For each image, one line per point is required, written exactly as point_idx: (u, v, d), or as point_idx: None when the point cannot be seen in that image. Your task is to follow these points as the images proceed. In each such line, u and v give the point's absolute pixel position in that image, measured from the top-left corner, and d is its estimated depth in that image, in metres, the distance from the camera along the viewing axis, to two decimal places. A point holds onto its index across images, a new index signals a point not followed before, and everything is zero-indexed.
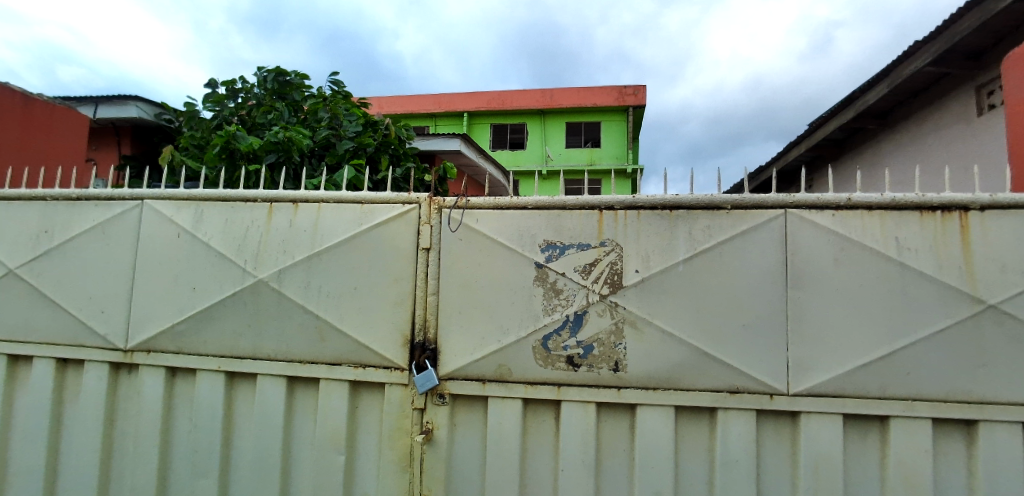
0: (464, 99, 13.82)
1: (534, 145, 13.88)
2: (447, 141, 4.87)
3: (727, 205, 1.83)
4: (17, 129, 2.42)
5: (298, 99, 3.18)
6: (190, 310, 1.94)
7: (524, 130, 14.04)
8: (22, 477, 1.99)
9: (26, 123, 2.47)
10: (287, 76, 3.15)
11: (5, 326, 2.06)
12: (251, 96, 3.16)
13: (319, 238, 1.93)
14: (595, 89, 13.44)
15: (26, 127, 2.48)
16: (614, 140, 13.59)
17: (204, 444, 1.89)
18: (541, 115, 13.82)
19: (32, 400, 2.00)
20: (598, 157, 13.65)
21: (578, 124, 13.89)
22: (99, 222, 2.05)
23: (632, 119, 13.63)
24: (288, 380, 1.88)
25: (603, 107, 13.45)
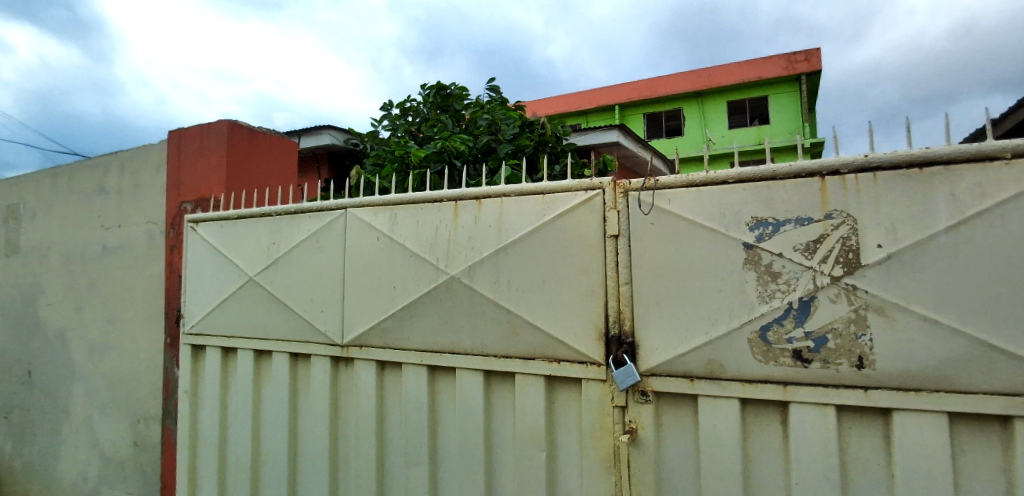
0: (614, 91, 14.03)
1: (693, 130, 13.76)
2: (605, 134, 4.92)
3: (1007, 153, 1.42)
4: (246, 157, 2.88)
5: (460, 109, 3.38)
6: (392, 308, 2.09)
7: (681, 115, 13.95)
8: (272, 455, 2.33)
9: (252, 152, 2.93)
10: (448, 90, 3.37)
11: (251, 326, 2.43)
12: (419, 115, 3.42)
13: (503, 233, 1.94)
14: (757, 63, 12.93)
15: (253, 155, 2.94)
16: (786, 113, 12.89)
17: (414, 435, 2.00)
18: (699, 97, 13.64)
19: (275, 390, 2.33)
20: (767, 135, 12.99)
21: (742, 102, 13.44)
22: (313, 232, 2.32)
23: (806, 87, 12.78)
24: (485, 375, 1.92)
25: (771, 79, 12.85)
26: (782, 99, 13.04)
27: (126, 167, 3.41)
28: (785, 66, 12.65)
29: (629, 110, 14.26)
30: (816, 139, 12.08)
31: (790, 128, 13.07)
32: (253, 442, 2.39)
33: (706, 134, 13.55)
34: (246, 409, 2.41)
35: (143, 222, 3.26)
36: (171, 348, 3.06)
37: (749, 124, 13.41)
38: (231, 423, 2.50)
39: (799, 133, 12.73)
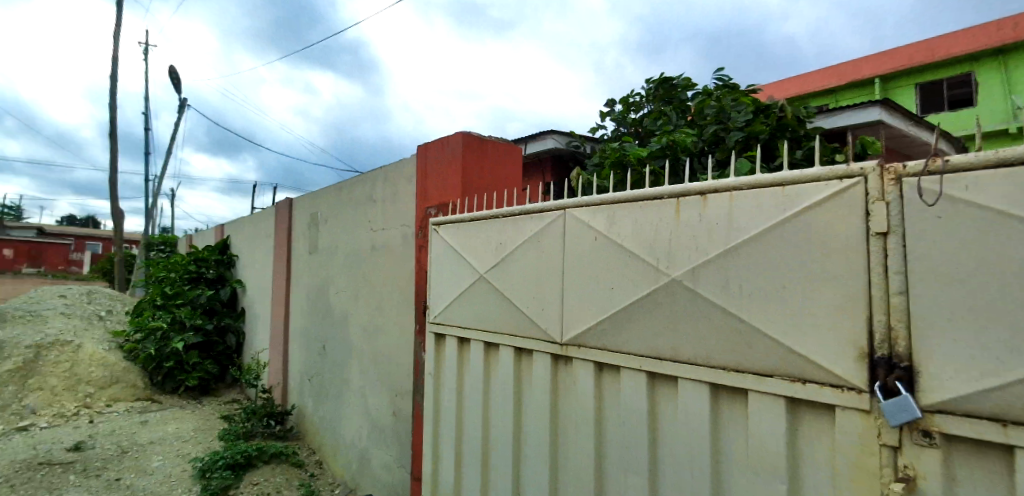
0: (881, 63, 13.23)
1: (994, 94, 12.04)
2: (865, 114, 4.91)
3: None
4: (478, 166, 3.33)
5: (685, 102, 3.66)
6: (611, 309, 2.14)
7: (973, 80, 12.43)
8: (499, 441, 2.63)
9: (484, 160, 3.36)
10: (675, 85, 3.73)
11: (482, 319, 2.78)
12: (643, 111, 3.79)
13: (733, 231, 1.77)
14: None
15: (484, 163, 3.36)
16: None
17: (633, 442, 2.02)
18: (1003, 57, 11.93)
19: (502, 381, 2.62)
20: None
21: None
22: (535, 232, 2.53)
23: None
24: (711, 388, 1.81)
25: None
26: None
27: (391, 181, 4.34)
28: None
29: (893, 82, 13.19)
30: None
31: None
32: (484, 425, 2.73)
33: (1014, 98, 11.74)
34: (478, 394, 2.78)
35: (401, 226, 4.14)
36: (420, 334, 3.72)
37: None
38: (465, 408, 2.90)
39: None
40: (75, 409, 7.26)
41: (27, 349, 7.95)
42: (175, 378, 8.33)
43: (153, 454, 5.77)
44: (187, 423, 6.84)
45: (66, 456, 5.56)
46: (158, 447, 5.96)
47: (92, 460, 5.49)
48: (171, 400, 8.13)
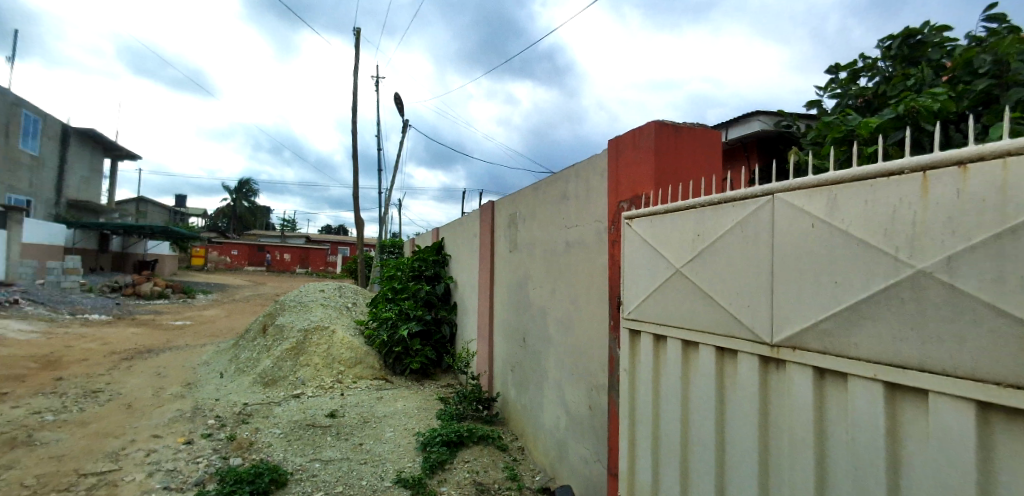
0: None
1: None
2: None
3: None
4: (672, 154, 3.30)
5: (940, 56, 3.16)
6: (835, 307, 1.85)
7: None
8: (700, 444, 2.55)
9: (678, 147, 3.32)
10: (923, 37, 3.22)
11: (679, 315, 2.74)
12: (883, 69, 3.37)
13: (1010, 207, 1.35)
14: None
15: (678, 150, 3.32)
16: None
17: (864, 462, 1.74)
18: None
19: (702, 381, 2.55)
20: None
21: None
22: (737, 221, 2.35)
23: None
24: (978, 408, 1.43)
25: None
26: None
27: (584, 178, 4.58)
28: None
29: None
30: None
31: None
32: (683, 426, 2.69)
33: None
34: (676, 392, 2.75)
35: (594, 222, 4.33)
36: (614, 330, 3.85)
37: None
38: (662, 409, 2.90)
39: None
40: (333, 381, 9.36)
41: (299, 332, 10.53)
42: (403, 361, 10.11)
43: (386, 424, 7.15)
44: (412, 401, 8.26)
45: (324, 421, 7.31)
46: (390, 420, 7.35)
47: (343, 426, 7.11)
48: (401, 380, 9.87)
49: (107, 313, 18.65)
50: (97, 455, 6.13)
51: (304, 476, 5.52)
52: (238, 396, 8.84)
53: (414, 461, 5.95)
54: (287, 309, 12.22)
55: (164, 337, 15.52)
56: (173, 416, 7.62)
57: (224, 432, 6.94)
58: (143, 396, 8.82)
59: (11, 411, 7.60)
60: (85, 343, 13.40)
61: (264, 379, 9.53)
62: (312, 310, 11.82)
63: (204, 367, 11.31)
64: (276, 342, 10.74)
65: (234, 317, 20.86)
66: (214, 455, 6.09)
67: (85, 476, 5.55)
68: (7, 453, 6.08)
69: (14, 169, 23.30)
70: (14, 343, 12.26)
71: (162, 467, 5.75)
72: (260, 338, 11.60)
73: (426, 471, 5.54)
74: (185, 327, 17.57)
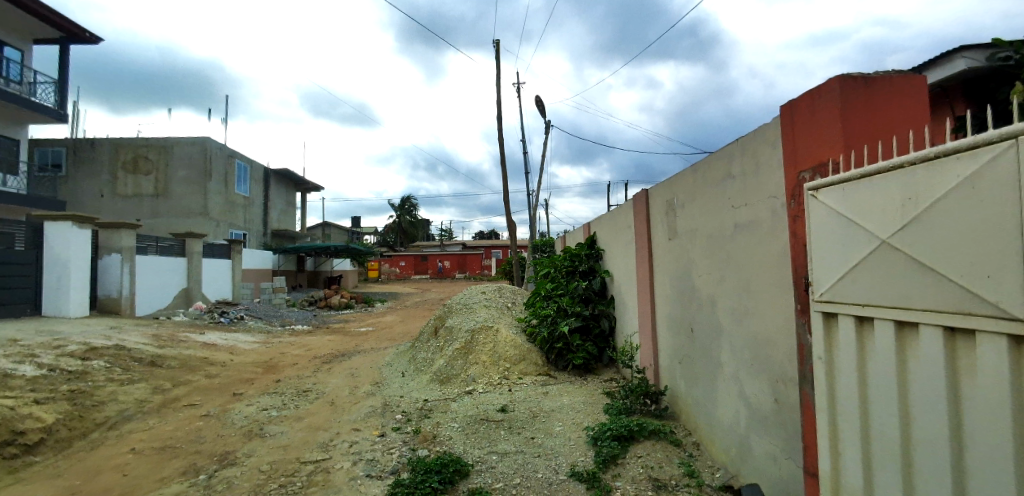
0: None
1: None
2: None
3: None
4: (864, 109, 2.88)
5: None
6: None
7: None
8: (927, 440, 2.21)
9: (871, 101, 2.88)
10: None
11: (890, 293, 2.39)
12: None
13: None
14: None
15: (871, 104, 2.88)
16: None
17: None
18: None
19: (926, 367, 2.19)
20: None
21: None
22: (966, 176, 1.95)
23: None
24: None
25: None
26: None
27: (752, 152, 4.24)
28: None
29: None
30: None
31: None
32: (903, 418, 2.34)
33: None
34: (890, 382, 2.41)
35: (767, 198, 3.98)
36: (801, 315, 3.49)
37: None
38: (872, 402, 2.56)
39: None
40: (501, 378, 10.13)
41: (467, 333, 11.65)
42: (564, 356, 10.45)
43: (555, 419, 7.51)
44: (577, 396, 8.52)
45: (497, 416, 7.96)
46: (557, 415, 7.69)
47: (514, 421, 7.66)
48: (564, 375, 10.22)
49: (309, 323, 22.97)
50: (312, 445, 7.61)
51: (484, 468, 6.12)
52: (419, 393, 10.25)
53: (586, 455, 6.15)
54: (454, 312, 13.60)
55: (357, 342, 18.50)
56: (368, 411, 9.17)
57: (410, 426, 8.11)
58: (346, 393, 10.68)
59: (248, 408, 9.81)
60: (292, 349, 16.71)
61: (440, 377, 10.78)
62: (476, 312, 12.95)
63: (387, 368, 13.22)
64: (447, 343, 12.01)
65: (410, 321, 23.94)
66: (406, 447, 7.16)
67: (306, 464, 6.84)
68: (251, 441, 7.90)
69: (229, 208, 29.81)
70: (242, 350, 15.72)
71: (363, 457, 6.93)
72: (433, 340, 13.12)
73: (599, 465, 5.69)
74: (369, 333, 20.69)
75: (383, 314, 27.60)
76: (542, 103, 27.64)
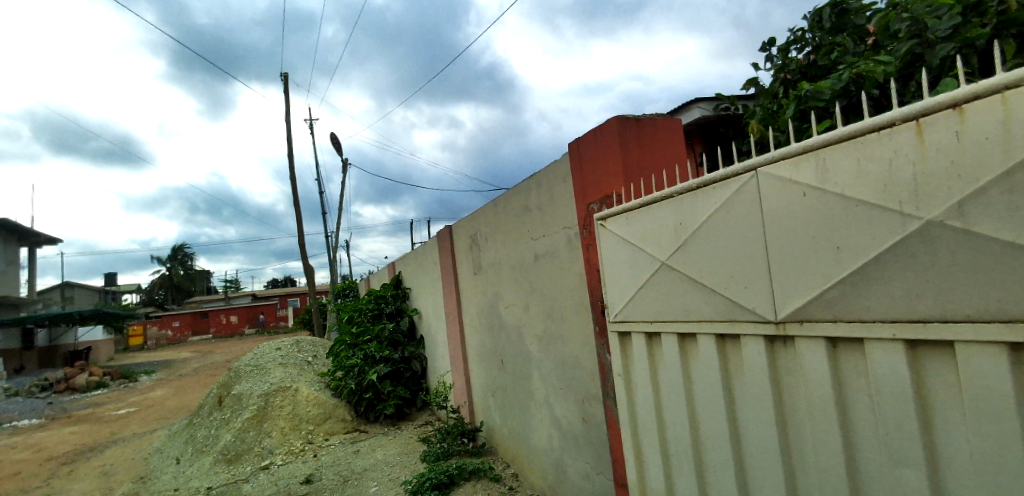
0: None
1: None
2: None
3: None
4: (638, 146, 3.29)
5: (861, 23, 3.26)
6: (839, 273, 1.78)
7: None
8: (713, 438, 2.45)
9: (641, 138, 3.31)
10: (844, 5, 3.29)
11: (671, 310, 2.66)
12: (811, 42, 3.47)
13: (1017, 141, 1.31)
14: None
15: (642, 140, 3.31)
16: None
17: (893, 427, 1.66)
18: None
19: (706, 372, 2.45)
20: None
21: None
22: (721, 202, 2.28)
23: None
24: (1012, 351, 1.36)
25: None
26: None
27: (547, 187, 4.51)
28: None
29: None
30: None
31: None
32: (693, 421, 2.59)
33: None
34: (680, 391, 2.66)
35: (562, 229, 4.27)
36: (600, 336, 3.75)
37: None
38: (667, 410, 2.79)
39: None
40: (303, 444, 8.63)
41: (259, 398, 9.68)
42: (375, 407, 9.59)
43: (369, 480, 6.62)
44: (393, 449, 7.74)
45: (300, 490, 6.65)
46: (371, 474, 6.81)
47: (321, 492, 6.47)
48: (375, 428, 9.31)
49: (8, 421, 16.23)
50: None
51: None
52: (199, 480, 7.99)
53: None
54: (241, 375, 11.22)
55: (113, 427, 13.92)
56: None
57: None
58: None
59: None
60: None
61: (226, 456, 8.64)
62: (270, 372, 10.90)
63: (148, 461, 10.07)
64: (234, 414, 9.79)
65: (174, 396, 19.06)
66: None
67: None
68: None
69: None
70: None
71: None
72: (215, 411, 10.57)
73: None
74: (126, 415, 15.72)
75: (142, 390, 21.41)
76: (338, 140, 26.33)
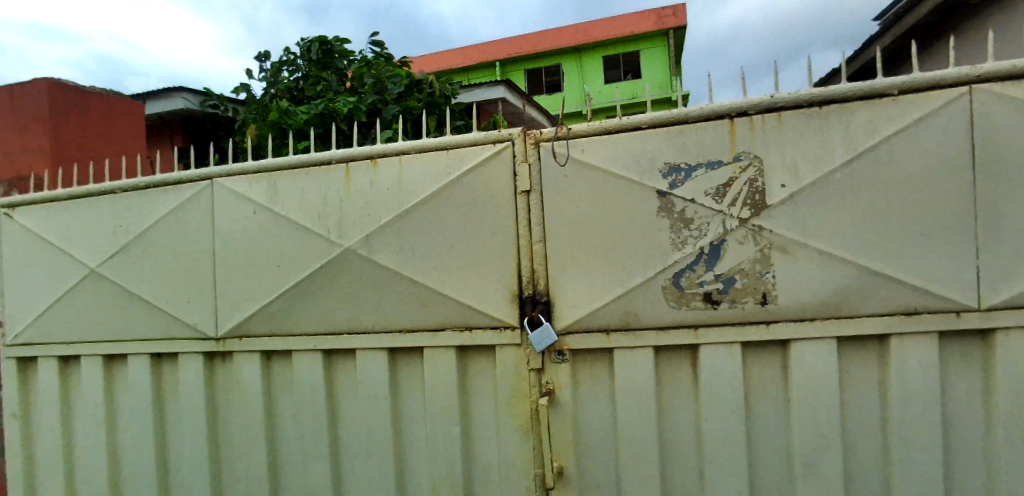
0: (496, 46, 13.66)
1: (573, 85, 13.69)
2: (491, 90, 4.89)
3: (818, 103, 1.41)
4: (71, 124, 2.41)
5: (344, 66, 2.89)
6: (276, 289, 1.79)
7: (560, 71, 13.76)
8: (137, 474, 2.00)
9: (82, 118, 2.47)
10: (330, 43, 2.89)
11: (94, 327, 2.01)
12: (296, 69, 2.92)
13: (405, 194, 1.67)
14: (630, 17, 13.07)
15: (82, 121, 2.46)
16: (658, 65, 13.05)
17: (310, 428, 1.82)
18: (578, 52, 13.49)
19: (134, 396, 1.98)
20: (640, 89, 13.38)
21: (617, 56, 13.56)
22: (172, 209, 1.92)
23: (672, 42, 13.08)
24: (390, 353, 1.74)
25: (643, 33, 13.01)
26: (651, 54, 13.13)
27: None
28: (656, 21, 12.90)
29: (510, 66, 13.74)
30: (679, 90, 12.69)
31: (661, 82, 13.19)
32: (111, 457, 2.04)
33: (586, 90, 13.59)
34: (98, 419, 2.04)
35: None
36: None
37: (623, 80, 13.68)
38: (80, 449, 2.09)
39: (673, 88, 13.05)
40: None
41: None
42: None
43: None
44: None
45: None
46: None
47: None
48: None
49: None
50: None
51: None
52: None
53: None
54: None
55: None
56: None
57: None
58: None
59: None
60: None
61: None
62: None
63: None
64: None
65: None
66: None
67: None
68: None
69: None
70: None
71: None
72: None
73: None
74: None
75: None
76: None
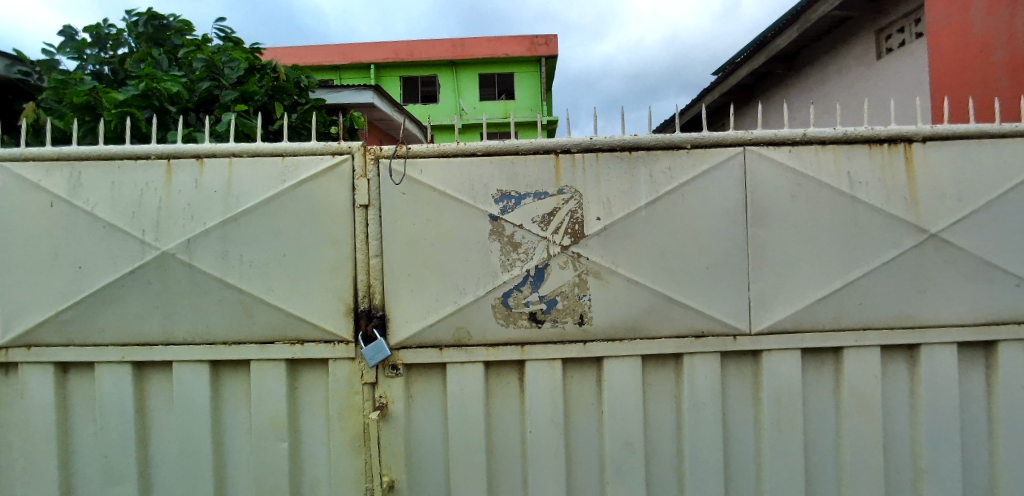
0: (369, 49, 13.16)
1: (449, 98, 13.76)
2: (358, 94, 5.14)
3: (628, 147, 1.66)
4: None
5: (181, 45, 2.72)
6: (77, 295, 1.62)
7: (436, 82, 13.77)
8: None
9: None
10: (164, 20, 2.68)
11: None
12: (122, 43, 2.63)
13: (233, 199, 1.61)
14: (507, 39, 13.39)
15: None
16: (530, 90, 13.68)
17: (113, 448, 1.65)
18: (453, 65, 13.60)
19: None
20: (514, 109, 13.74)
21: (491, 75, 13.88)
22: None
23: (546, 68, 13.70)
24: (212, 365, 1.64)
25: (518, 56, 13.48)
26: (526, 78, 13.76)
27: None
28: (529, 47, 13.43)
29: (387, 70, 13.45)
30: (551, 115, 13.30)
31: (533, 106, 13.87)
32: None
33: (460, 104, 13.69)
34: None
35: None
36: None
37: (499, 98, 14.01)
38: None
39: (540, 112, 13.70)
40: None
41: None
42: None
43: None
44: None
45: None
46: None
47: None
48: None
49: None
50: None
51: None
52: None
53: None
54: None
55: None
56: None
57: None
58: None
59: None
60: None
61: None
62: None
63: None
64: None
65: None
66: None
67: None
68: None
69: None
70: None
71: None
72: None
73: None
74: None
75: None
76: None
